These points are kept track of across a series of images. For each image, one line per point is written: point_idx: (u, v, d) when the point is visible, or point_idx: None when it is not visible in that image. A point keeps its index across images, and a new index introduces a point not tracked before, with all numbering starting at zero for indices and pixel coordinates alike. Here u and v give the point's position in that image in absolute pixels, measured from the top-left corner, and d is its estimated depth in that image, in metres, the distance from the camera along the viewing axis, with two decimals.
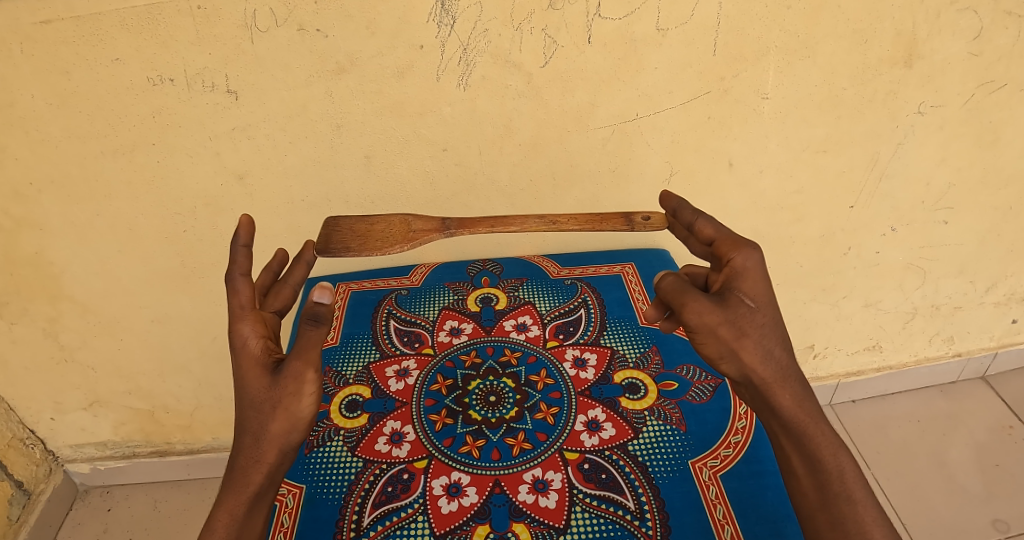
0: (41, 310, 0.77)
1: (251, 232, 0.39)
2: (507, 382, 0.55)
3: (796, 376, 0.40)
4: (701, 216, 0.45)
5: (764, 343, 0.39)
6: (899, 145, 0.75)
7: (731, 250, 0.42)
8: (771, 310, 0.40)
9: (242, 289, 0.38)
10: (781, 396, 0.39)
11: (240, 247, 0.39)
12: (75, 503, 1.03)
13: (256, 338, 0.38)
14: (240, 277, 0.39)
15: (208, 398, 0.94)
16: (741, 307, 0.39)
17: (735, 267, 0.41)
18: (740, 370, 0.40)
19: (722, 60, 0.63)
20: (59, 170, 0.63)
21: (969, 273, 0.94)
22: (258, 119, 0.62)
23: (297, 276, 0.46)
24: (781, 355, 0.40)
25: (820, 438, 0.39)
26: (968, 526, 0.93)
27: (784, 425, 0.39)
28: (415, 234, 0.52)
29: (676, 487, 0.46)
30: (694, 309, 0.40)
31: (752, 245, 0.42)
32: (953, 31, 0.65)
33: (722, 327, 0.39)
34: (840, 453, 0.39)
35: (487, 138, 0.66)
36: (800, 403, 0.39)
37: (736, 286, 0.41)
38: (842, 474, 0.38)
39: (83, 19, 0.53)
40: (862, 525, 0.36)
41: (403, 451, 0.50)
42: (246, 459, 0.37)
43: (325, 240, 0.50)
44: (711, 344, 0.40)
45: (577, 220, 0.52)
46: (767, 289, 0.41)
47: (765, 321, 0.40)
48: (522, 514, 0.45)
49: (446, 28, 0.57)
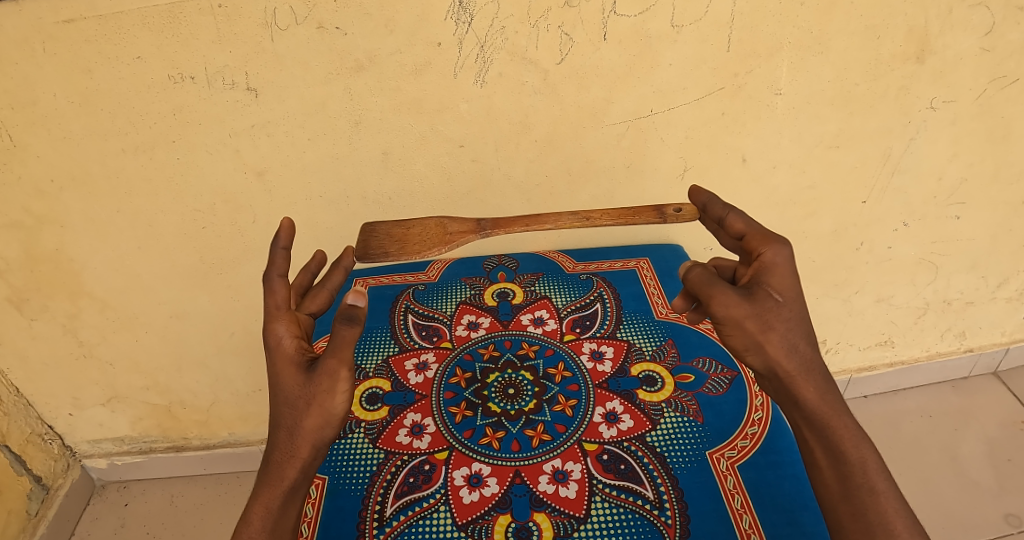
0: (61, 306, 0.78)
1: (292, 235, 0.40)
2: (525, 375, 0.56)
3: (820, 370, 0.40)
4: (732, 211, 0.46)
5: (789, 337, 0.40)
6: (911, 140, 0.75)
7: (761, 245, 0.43)
8: (798, 305, 0.41)
9: (278, 288, 0.39)
10: (804, 389, 0.40)
11: (280, 249, 0.40)
12: (92, 498, 1.04)
13: (289, 337, 0.39)
14: (276, 277, 0.40)
15: (225, 393, 0.95)
16: (768, 301, 0.40)
17: (764, 262, 0.42)
18: (765, 363, 0.40)
19: (736, 56, 0.63)
20: (80, 167, 0.64)
21: (981, 268, 0.95)
22: (277, 116, 0.62)
23: (334, 282, 0.45)
24: (807, 349, 0.40)
25: (841, 431, 0.39)
26: (981, 520, 0.93)
27: (807, 418, 0.40)
28: (450, 237, 0.54)
29: (694, 477, 0.47)
30: (722, 301, 0.40)
31: (781, 241, 0.42)
32: (965, 27, 0.65)
33: (749, 320, 0.40)
34: (862, 445, 0.39)
35: (503, 134, 0.66)
36: (823, 396, 0.40)
37: (764, 281, 0.41)
38: (864, 466, 0.39)
39: (106, 18, 0.54)
40: (885, 516, 0.37)
41: (424, 442, 0.51)
42: (282, 454, 0.38)
43: (364, 245, 0.52)
44: (737, 336, 0.40)
45: (609, 215, 0.53)
46: (795, 284, 0.41)
47: (792, 316, 0.40)
48: (543, 503, 0.45)
49: (463, 25, 0.57)
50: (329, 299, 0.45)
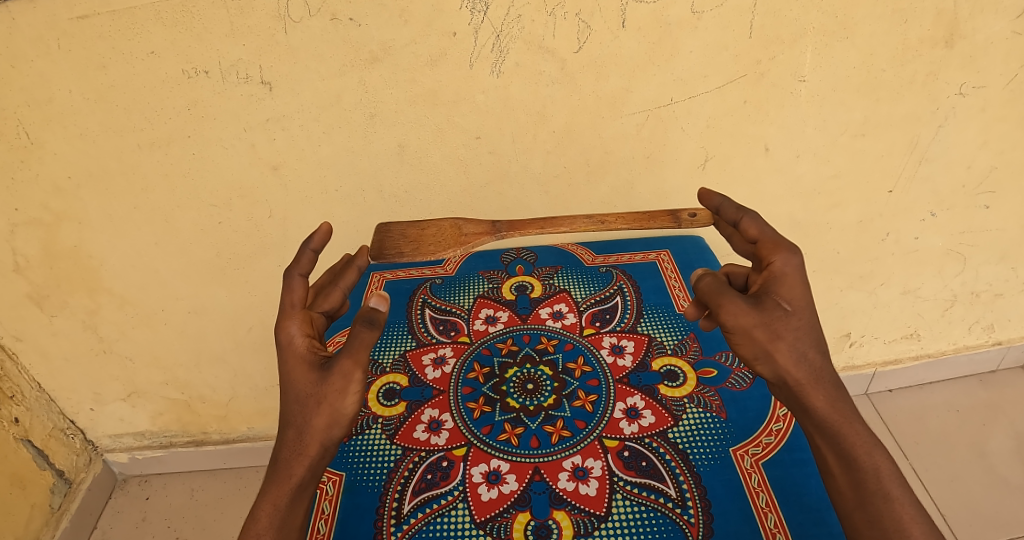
0: (81, 303, 0.79)
1: (325, 239, 0.43)
2: (544, 370, 0.55)
3: (831, 377, 0.39)
4: (746, 214, 0.44)
5: (798, 346, 0.39)
6: (940, 128, 0.73)
7: (771, 253, 0.41)
8: (808, 313, 0.40)
9: (296, 286, 0.41)
10: (814, 397, 0.39)
11: (310, 250, 0.43)
12: (114, 492, 1.05)
13: (301, 336, 0.39)
14: (297, 276, 0.41)
15: (243, 389, 0.96)
16: (777, 310, 0.39)
17: (773, 271, 0.40)
18: (775, 372, 0.40)
19: (758, 42, 0.62)
20: (97, 164, 0.65)
21: (1010, 260, 0.92)
22: (292, 110, 0.62)
23: (348, 282, 0.45)
24: (815, 358, 0.39)
25: (854, 438, 0.38)
26: (1011, 519, 0.91)
27: (818, 425, 0.39)
28: (466, 238, 0.53)
29: (718, 474, 0.46)
30: (731, 310, 0.39)
31: (792, 248, 0.41)
32: (996, 10, 0.62)
33: (758, 329, 0.39)
34: (875, 451, 0.38)
35: (521, 126, 0.65)
36: (833, 404, 0.39)
37: (773, 290, 0.40)
38: (878, 473, 0.37)
39: (119, 13, 0.54)
40: (901, 522, 0.36)
41: (442, 439, 0.50)
42: (289, 452, 0.37)
43: (379, 245, 0.52)
44: (746, 345, 0.40)
45: (625, 220, 0.53)
46: (805, 293, 0.40)
47: (802, 325, 0.39)
48: (563, 501, 0.44)
49: (479, 14, 0.56)
50: (342, 300, 0.45)
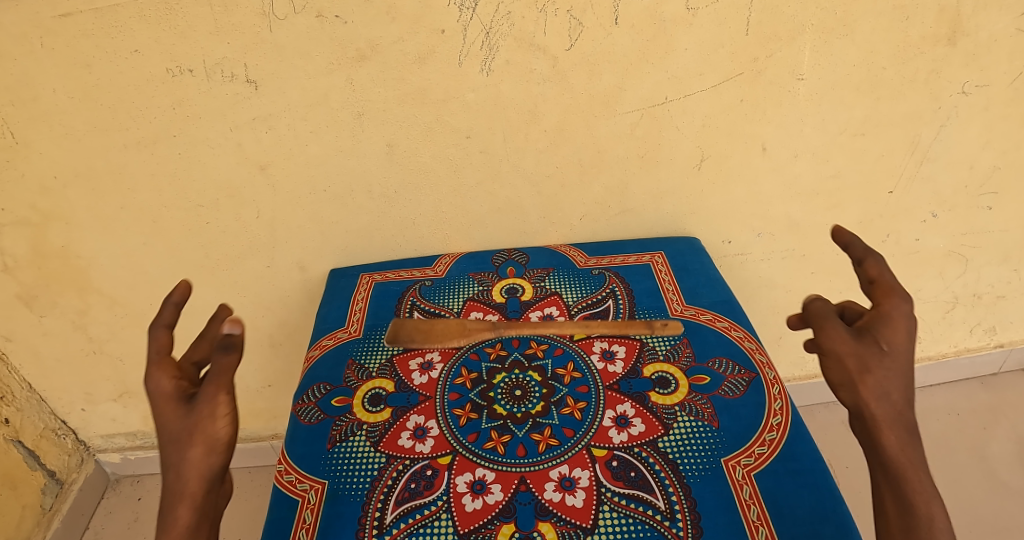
0: (70, 303, 0.78)
1: (188, 293, 0.41)
2: (533, 375, 0.54)
3: (911, 427, 0.36)
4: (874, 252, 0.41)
5: (885, 384, 0.36)
6: (942, 127, 0.71)
7: (881, 294, 0.39)
8: (907, 362, 0.37)
9: (158, 334, 0.39)
10: (884, 436, 0.36)
11: (172, 303, 0.40)
12: (106, 492, 1.05)
13: (165, 378, 0.38)
14: (162, 327, 0.39)
15: (235, 389, 0.95)
16: (873, 347, 0.37)
17: (878, 311, 0.38)
18: (853, 402, 0.37)
19: (755, 39, 0.60)
20: (83, 164, 0.63)
21: (1013, 261, 0.90)
22: (278, 108, 0.61)
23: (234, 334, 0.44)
24: (901, 402, 0.36)
25: (916, 485, 0.35)
26: (1012, 524, 0.89)
27: (880, 464, 0.36)
28: None
29: (708, 485, 0.45)
30: (829, 334, 0.38)
31: (905, 294, 0.39)
32: (999, 8, 0.61)
33: (849, 358, 0.37)
34: (933, 505, 0.34)
35: (512, 125, 0.64)
36: (903, 448, 0.35)
37: (875, 329, 0.38)
38: (931, 525, 0.33)
39: (103, 11, 0.53)
40: None
41: (427, 446, 0.49)
42: (172, 495, 0.35)
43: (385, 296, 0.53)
44: (833, 370, 0.38)
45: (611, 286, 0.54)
46: (911, 342, 0.37)
47: (896, 368, 0.37)
48: (549, 512, 0.43)
49: (468, 11, 0.55)
50: None
